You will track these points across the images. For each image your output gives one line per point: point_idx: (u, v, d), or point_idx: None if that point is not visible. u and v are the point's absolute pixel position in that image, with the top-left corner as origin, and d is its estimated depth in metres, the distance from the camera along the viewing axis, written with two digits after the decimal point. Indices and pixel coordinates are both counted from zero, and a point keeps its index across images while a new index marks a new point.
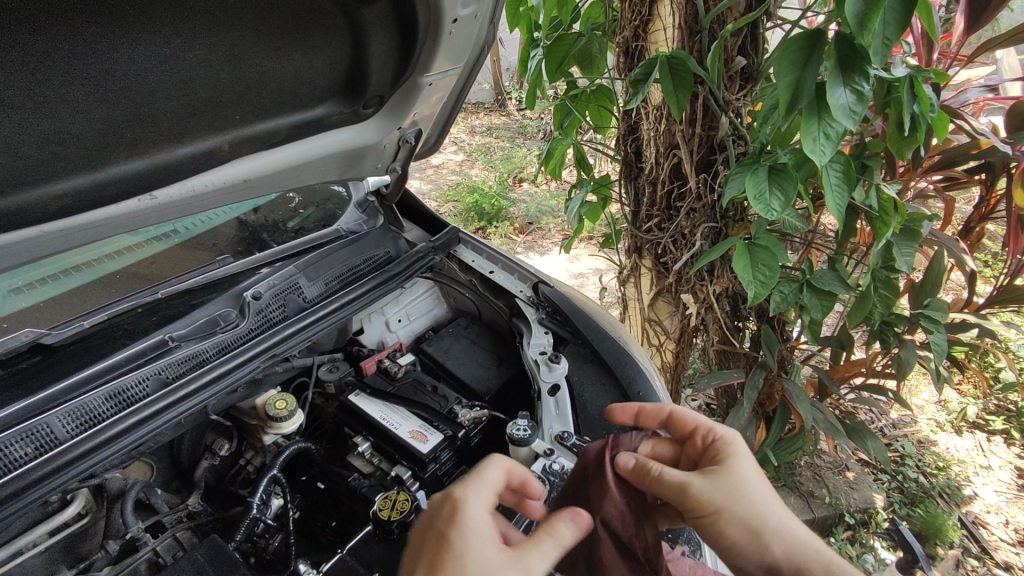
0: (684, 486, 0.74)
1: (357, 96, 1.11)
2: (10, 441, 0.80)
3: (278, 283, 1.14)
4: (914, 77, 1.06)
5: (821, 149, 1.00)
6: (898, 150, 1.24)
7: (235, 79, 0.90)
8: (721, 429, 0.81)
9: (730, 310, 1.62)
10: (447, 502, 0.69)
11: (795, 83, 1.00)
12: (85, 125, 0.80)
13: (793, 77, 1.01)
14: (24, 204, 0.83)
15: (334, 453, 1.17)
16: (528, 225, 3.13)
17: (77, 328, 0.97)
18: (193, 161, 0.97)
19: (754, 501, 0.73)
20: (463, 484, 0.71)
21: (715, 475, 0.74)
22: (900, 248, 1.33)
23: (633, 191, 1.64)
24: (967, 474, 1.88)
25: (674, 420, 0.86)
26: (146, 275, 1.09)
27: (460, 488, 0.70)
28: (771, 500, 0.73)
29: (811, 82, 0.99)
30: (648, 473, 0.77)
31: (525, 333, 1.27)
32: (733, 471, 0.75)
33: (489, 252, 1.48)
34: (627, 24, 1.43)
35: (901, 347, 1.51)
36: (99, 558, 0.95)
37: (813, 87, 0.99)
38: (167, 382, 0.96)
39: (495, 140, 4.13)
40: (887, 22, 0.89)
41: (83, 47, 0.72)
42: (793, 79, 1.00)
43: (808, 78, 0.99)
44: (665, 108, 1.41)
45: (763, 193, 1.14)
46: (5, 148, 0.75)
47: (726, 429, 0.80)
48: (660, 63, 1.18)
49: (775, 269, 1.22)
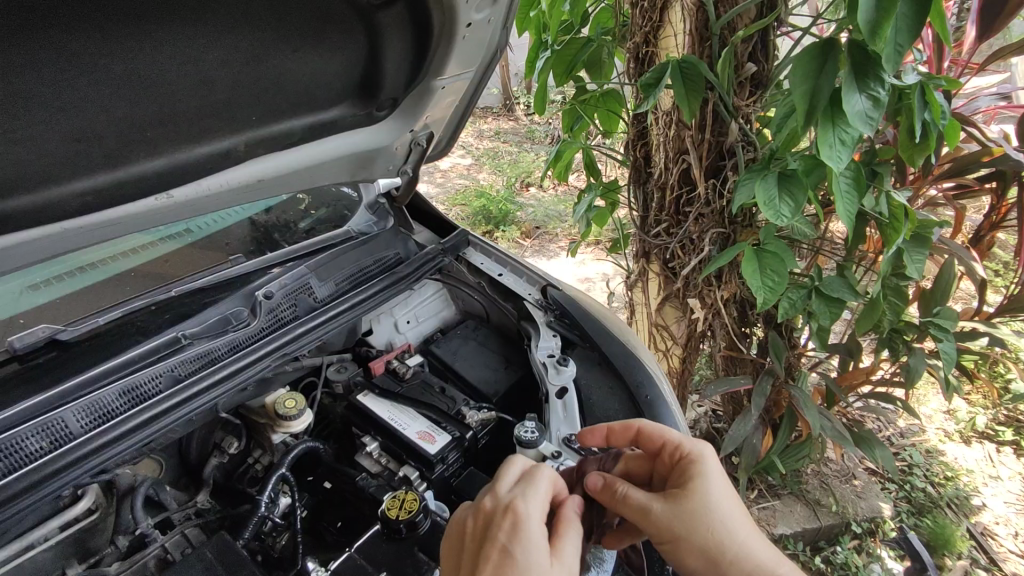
0: (645, 510, 0.76)
1: (371, 99, 1.12)
2: (27, 435, 0.81)
3: (290, 282, 1.15)
4: (926, 84, 1.07)
5: (838, 155, 1.00)
6: (910, 157, 1.24)
7: (253, 80, 0.92)
8: (688, 445, 0.81)
9: (738, 316, 1.62)
10: (508, 512, 0.69)
11: (811, 90, 1.01)
12: (108, 124, 0.82)
13: (810, 85, 1.01)
14: (46, 201, 0.84)
15: (341, 454, 1.20)
16: (535, 229, 3.14)
17: (92, 325, 0.99)
18: (210, 161, 0.98)
19: (718, 522, 0.74)
20: (522, 495, 0.71)
21: (681, 497, 0.75)
22: (910, 254, 1.32)
23: (641, 196, 1.64)
24: (976, 485, 1.86)
25: (642, 437, 0.87)
26: (160, 274, 1.10)
27: (520, 499, 0.70)
28: (733, 524, 0.74)
29: (826, 91, 1.00)
30: (614, 493, 0.79)
31: (533, 335, 1.27)
32: (696, 493, 0.75)
33: (498, 255, 1.49)
34: (638, 30, 1.44)
35: (910, 355, 1.51)
36: (109, 553, 0.99)
37: (829, 94, 1.00)
38: (180, 378, 0.97)
39: (503, 144, 4.15)
40: (899, 29, 0.90)
41: (108, 47, 0.74)
42: (809, 86, 1.01)
43: (826, 84, 1.00)
44: (675, 113, 1.42)
45: (772, 199, 1.14)
46: (30, 146, 0.77)
47: (693, 445, 0.81)
48: (671, 69, 1.18)
49: (783, 275, 1.22)
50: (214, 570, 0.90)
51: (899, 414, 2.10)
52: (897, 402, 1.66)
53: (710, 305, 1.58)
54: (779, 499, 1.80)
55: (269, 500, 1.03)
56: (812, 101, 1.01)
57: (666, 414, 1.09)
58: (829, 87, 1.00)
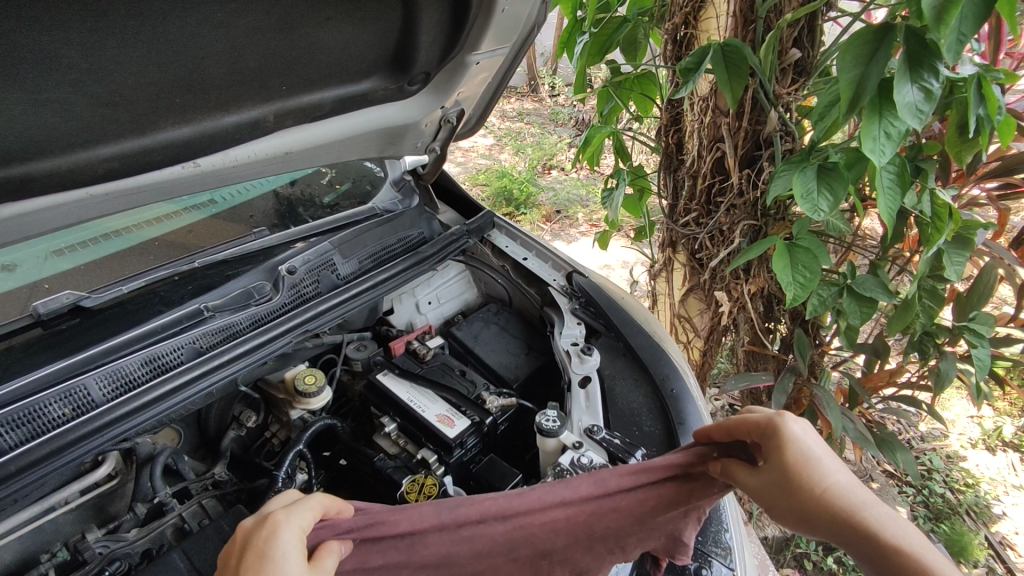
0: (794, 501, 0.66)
1: (403, 72, 1.09)
2: (50, 401, 0.81)
3: (313, 258, 1.14)
4: (983, 76, 1.00)
5: (881, 149, 0.96)
6: (958, 154, 1.19)
7: (285, 48, 0.89)
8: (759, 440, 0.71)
9: (763, 310, 1.57)
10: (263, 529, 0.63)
11: (859, 79, 0.95)
12: (136, 87, 0.80)
13: (858, 73, 0.95)
14: (74, 164, 0.83)
15: (359, 433, 1.18)
16: (556, 213, 3.10)
17: (116, 292, 0.98)
18: (238, 130, 0.96)
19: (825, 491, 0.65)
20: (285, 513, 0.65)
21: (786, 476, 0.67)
22: (951, 256, 1.27)
23: (671, 183, 1.60)
24: (997, 493, 1.82)
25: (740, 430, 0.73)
26: (184, 244, 1.09)
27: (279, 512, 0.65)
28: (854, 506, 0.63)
29: (875, 81, 0.93)
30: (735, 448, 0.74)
31: (557, 322, 1.25)
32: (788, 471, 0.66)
33: (523, 238, 1.46)
34: (678, 11, 1.38)
35: (941, 359, 1.46)
36: (127, 520, 0.98)
37: (877, 82, 0.94)
38: (201, 352, 0.96)
39: (526, 126, 4.09)
40: (964, 17, 0.84)
41: (137, 8, 0.71)
42: (858, 73, 0.95)
43: (874, 72, 0.94)
44: (713, 99, 1.37)
45: (810, 192, 1.09)
46: (58, 109, 0.75)
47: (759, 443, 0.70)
48: (713, 52, 1.13)
49: (816, 272, 1.17)
50: None
51: (922, 417, 2.05)
52: (922, 406, 1.60)
53: (736, 299, 1.55)
54: None
55: (287, 477, 1.03)
56: (857, 91, 0.95)
57: (692, 408, 1.06)
58: (878, 77, 0.93)
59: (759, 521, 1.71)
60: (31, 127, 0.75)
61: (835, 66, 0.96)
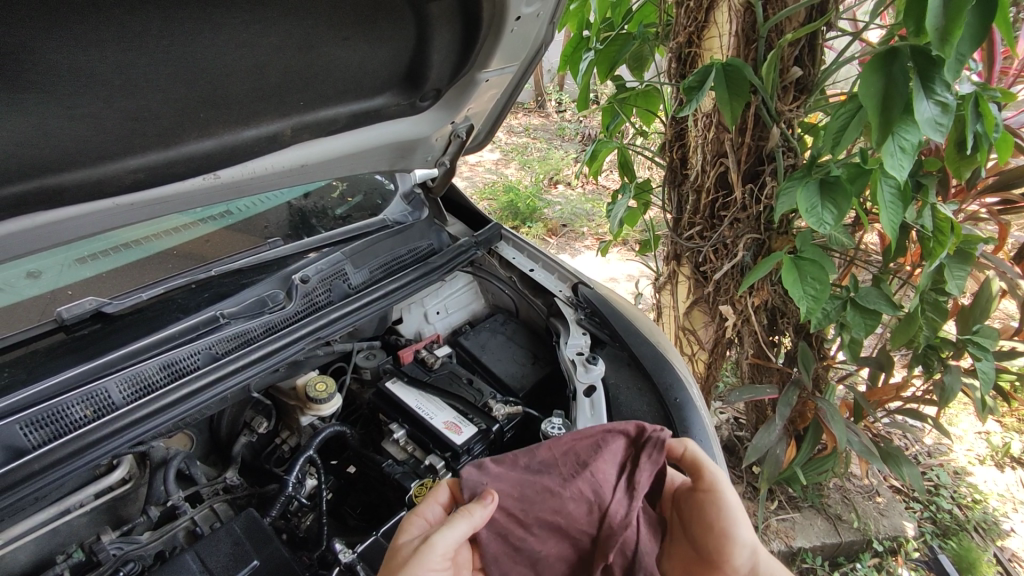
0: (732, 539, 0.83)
1: (415, 89, 1.13)
2: (72, 403, 0.84)
3: (326, 268, 1.17)
4: (980, 94, 1.02)
5: (900, 164, 0.98)
6: (955, 170, 1.21)
7: (304, 66, 0.92)
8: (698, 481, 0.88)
9: (767, 323, 1.59)
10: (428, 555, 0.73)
11: (882, 97, 0.96)
12: (164, 103, 0.83)
13: (883, 88, 0.96)
14: (102, 175, 0.86)
15: (368, 438, 1.21)
16: (561, 227, 3.13)
17: (135, 299, 1.01)
18: (257, 144, 1.00)
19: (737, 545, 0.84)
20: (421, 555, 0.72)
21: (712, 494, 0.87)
22: (952, 270, 1.28)
23: (676, 197, 1.63)
24: (1005, 510, 1.80)
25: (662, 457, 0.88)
26: (200, 254, 1.12)
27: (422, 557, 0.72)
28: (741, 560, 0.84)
29: (904, 93, 0.94)
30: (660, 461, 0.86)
31: (562, 332, 1.27)
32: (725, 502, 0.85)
33: (529, 250, 1.49)
34: (681, 30, 1.41)
35: (945, 373, 1.46)
36: (140, 523, 1.00)
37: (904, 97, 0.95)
38: (217, 357, 0.99)
39: (532, 141, 4.14)
40: (964, 37, 0.86)
41: (169, 29, 0.75)
42: (882, 91, 0.96)
43: (900, 84, 0.95)
44: (716, 115, 1.40)
45: (815, 207, 1.12)
46: (90, 123, 0.79)
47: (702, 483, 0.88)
48: (717, 71, 1.17)
49: (826, 283, 1.19)
50: (242, 545, 0.91)
51: (928, 432, 2.04)
52: (928, 420, 1.60)
53: (741, 311, 1.56)
54: (800, 511, 1.77)
55: (296, 481, 1.05)
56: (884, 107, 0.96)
57: (695, 418, 1.07)
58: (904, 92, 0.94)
59: (764, 535, 1.71)
60: (66, 141, 0.78)
61: (857, 86, 0.97)
